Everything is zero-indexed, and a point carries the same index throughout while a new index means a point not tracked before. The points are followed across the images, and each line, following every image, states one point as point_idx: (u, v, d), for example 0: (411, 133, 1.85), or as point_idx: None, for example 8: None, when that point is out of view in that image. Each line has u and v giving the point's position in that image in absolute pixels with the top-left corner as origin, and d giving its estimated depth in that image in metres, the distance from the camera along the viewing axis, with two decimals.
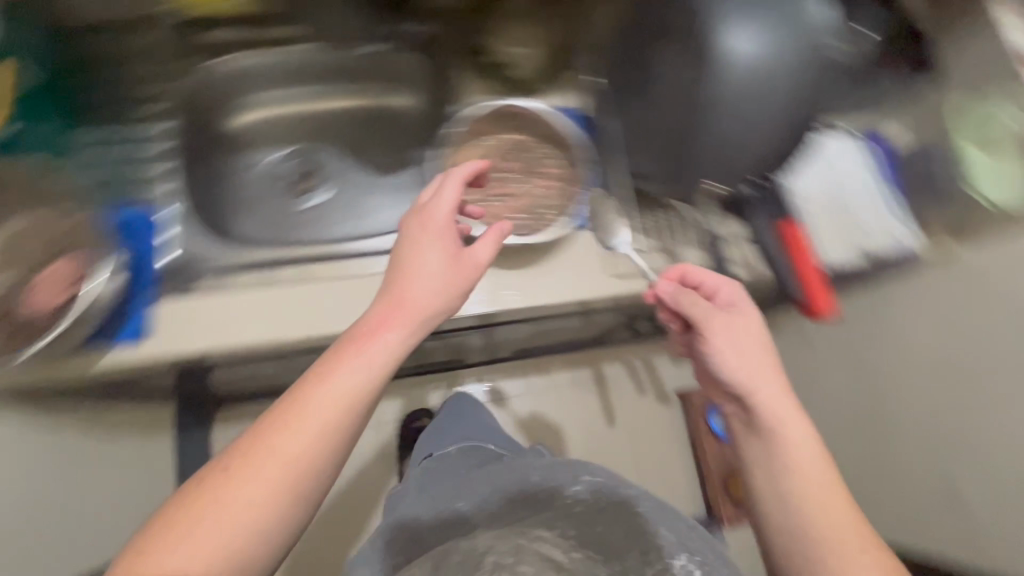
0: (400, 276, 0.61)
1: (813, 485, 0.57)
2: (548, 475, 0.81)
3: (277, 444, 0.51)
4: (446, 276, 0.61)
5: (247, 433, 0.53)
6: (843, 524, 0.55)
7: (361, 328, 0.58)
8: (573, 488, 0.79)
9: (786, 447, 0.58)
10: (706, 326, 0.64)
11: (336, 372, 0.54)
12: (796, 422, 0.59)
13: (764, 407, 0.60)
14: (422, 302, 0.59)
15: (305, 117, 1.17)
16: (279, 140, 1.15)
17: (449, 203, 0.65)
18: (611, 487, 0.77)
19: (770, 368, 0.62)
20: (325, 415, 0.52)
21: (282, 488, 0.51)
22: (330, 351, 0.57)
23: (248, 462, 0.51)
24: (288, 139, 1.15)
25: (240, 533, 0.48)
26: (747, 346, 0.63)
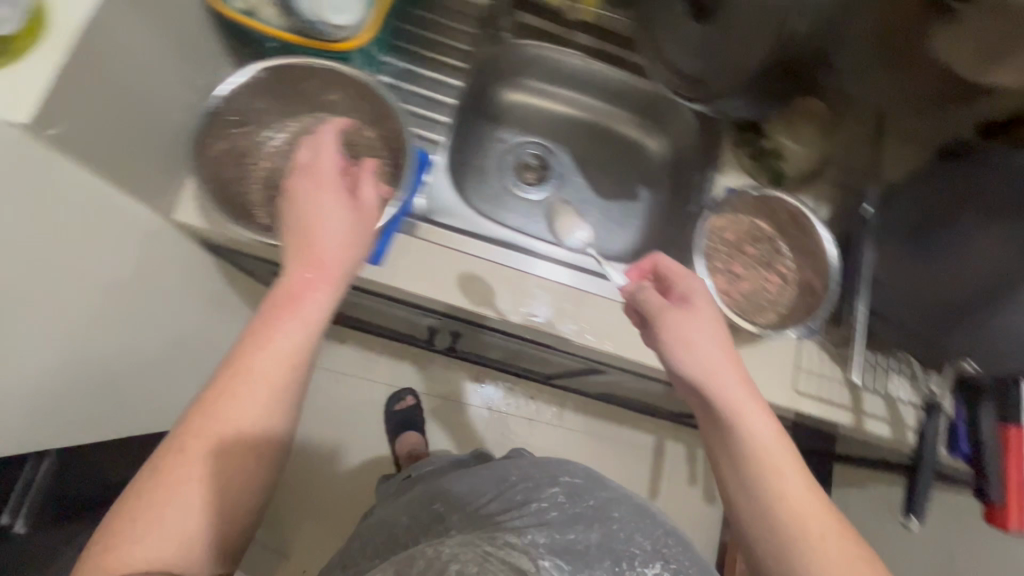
0: (309, 234, 0.57)
1: (775, 485, 0.52)
2: (534, 476, 0.64)
3: (238, 407, 0.51)
4: (352, 236, 0.58)
5: (192, 414, 0.51)
6: (840, 546, 0.50)
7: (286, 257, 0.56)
8: (539, 504, 0.59)
9: (751, 445, 0.54)
10: (670, 322, 0.58)
11: (263, 325, 0.53)
12: (758, 422, 0.54)
13: (716, 399, 0.55)
14: (334, 260, 0.56)
15: (606, 112, 0.95)
16: (569, 140, 0.96)
17: (330, 161, 0.60)
18: (570, 532, 0.55)
19: (715, 348, 0.57)
20: (280, 355, 0.53)
21: (255, 456, 0.52)
22: (260, 311, 0.55)
23: (222, 432, 0.51)
24: (581, 137, 0.96)
25: (195, 513, 0.49)
26: (694, 324, 0.58)
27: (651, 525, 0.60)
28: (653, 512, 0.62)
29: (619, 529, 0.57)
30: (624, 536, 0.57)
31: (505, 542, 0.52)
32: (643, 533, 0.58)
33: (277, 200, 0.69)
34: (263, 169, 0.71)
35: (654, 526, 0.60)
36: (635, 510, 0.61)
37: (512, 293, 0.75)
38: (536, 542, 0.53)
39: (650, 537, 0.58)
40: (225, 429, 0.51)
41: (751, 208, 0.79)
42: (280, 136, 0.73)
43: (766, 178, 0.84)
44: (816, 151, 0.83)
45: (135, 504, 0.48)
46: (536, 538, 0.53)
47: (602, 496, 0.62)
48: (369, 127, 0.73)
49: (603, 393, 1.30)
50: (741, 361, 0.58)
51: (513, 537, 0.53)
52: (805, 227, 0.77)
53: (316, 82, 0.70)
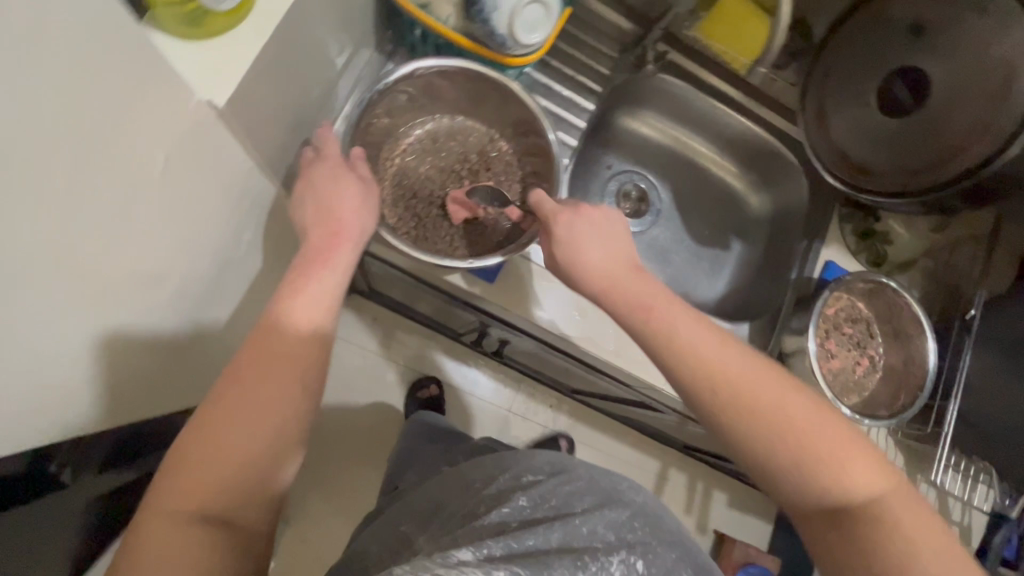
0: (330, 209, 0.52)
1: (753, 407, 0.46)
2: (493, 476, 0.58)
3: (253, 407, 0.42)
4: (360, 200, 0.54)
5: (197, 425, 0.41)
6: (835, 433, 0.45)
7: (310, 242, 0.51)
8: (500, 513, 0.51)
9: (700, 369, 0.48)
10: (576, 231, 0.56)
11: (296, 297, 0.47)
12: (707, 345, 0.49)
13: (659, 331, 0.50)
14: (351, 218, 0.53)
15: (716, 157, 0.95)
16: (663, 171, 0.96)
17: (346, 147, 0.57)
18: (528, 537, 0.46)
19: (594, 240, 0.55)
20: (311, 327, 0.46)
21: (265, 415, 0.42)
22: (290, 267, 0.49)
23: (231, 424, 0.41)
24: (672, 176, 0.96)
25: (214, 509, 0.39)
26: (597, 222, 0.56)
27: (614, 510, 0.53)
28: (622, 492, 0.58)
29: (582, 524, 0.50)
30: (586, 530, 0.49)
31: (457, 560, 0.41)
32: (604, 520, 0.51)
33: (410, 204, 0.70)
34: (394, 168, 0.70)
35: (618, 511, 0.53)
36: (598, 495, 0.55)
37: (615, 333, 0.76)
38: (490, 557, 0.43)
39: (615, 526, 0.51)
40: (229, 426, 0.41)
41: (860, 293, 0.80)
42: (419, 132, 0.71)
43: (869, 259, 0.84)
44: (922, 244, 0.84)
45: (139, 527, 0.38)
46: (494, 552, 0.44)
47: (565, 488, 0.55)
48: (507, 142, 0.73)
49: (627, 418, 1.31)
50: (648, 272, 0.55)
51: (462, 554, 0.42)
52: (910, 319, 0.78)
53: (454, 82, 0.66)
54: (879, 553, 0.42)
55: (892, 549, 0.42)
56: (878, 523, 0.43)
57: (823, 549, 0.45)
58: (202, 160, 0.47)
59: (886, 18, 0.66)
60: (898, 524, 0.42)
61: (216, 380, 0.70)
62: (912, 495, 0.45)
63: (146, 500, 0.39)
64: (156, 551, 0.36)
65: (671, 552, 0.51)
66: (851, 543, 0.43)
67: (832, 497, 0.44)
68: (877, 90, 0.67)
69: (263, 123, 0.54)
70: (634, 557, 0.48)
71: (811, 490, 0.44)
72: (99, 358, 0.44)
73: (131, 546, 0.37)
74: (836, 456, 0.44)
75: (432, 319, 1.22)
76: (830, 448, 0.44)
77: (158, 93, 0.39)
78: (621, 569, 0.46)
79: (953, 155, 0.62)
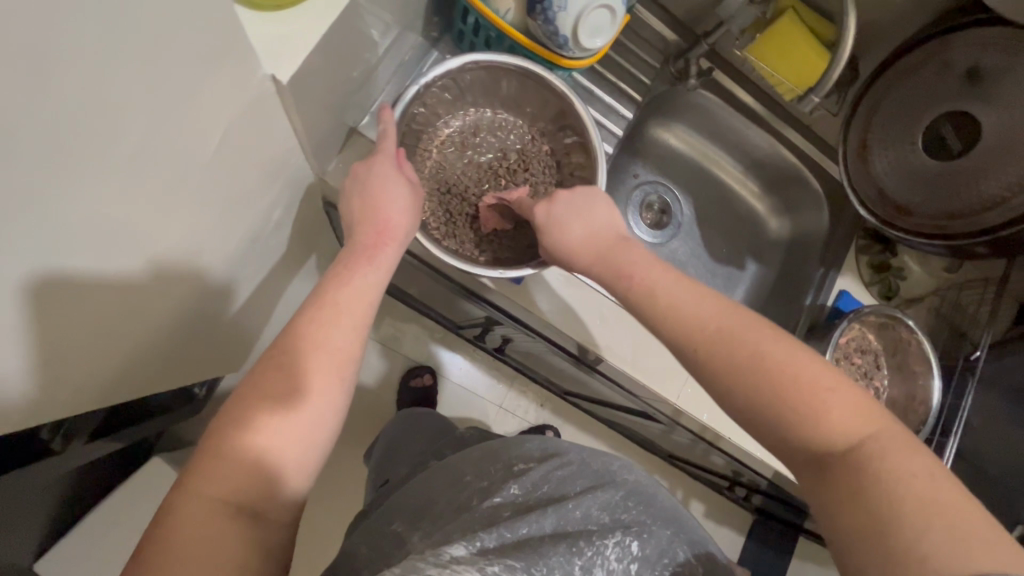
0: (375, 206, 0.52)
1: (730, 355, 0.43)
2: (484, 467, 0.53)
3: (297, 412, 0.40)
4: (406, 191, 0.54)
5: (234, 416, 0.39)
6: (817, 376, 0.41)
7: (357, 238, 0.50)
8: (492, 502, 0.48)
9: (680, 325, 0.46)
10: (555, 212, 0.56)
11: (341, 288, 0.46)
12: (681, 299, 0.47)
13: (641, 290, 0.49)
14: (393, 212, 0.52)
15: (740, 178, 0.96)
16: (685, 184, 0.96)
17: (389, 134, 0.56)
18: (521, 525, 0.45)
19: (575, 216, 0.56)
20: (354, 318, 0.45)
21: (299, 402, 0.41)
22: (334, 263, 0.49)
23: (272, 429, 0.39)
24: (693, 190, 0.96)
25: (245, 498, 0.37)
26: (575, 198, 0.57)
27: (607, 489, 0.50)
28: (614, 472, 0.53)
29: (575, 508, 0.48)
30: (579, 514, 0.48)
31: (450, 558, 0.40)
32: (597, 500, 0.49)
33: (445, 198, 0.69)
34: (432, 160, 0.69)
35: (611, 491, 0.50)
36: (590, 478, 0.52)
37: (631, 343, 0.73)
38: (483, 551, 0.43)
39: (608, 507, 0.49)
40: (267, 433, 0.39)
41: (872, 326, 0.81)
42: (458, 124, 0.70)
43: (880, 292, 0.85)
44: (931, 282, 0.86)
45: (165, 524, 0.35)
46: (486, 545, 0.43)
47: (559, 471, 0.52)
48: (547, 144, 0.72)
49: (614, 424, 1.31)
50: (635, 241, 0.54)
51: (454, 548, 0.42)
52: (917, 357, 0.80)
53: (504, 79, 0.65)
54: (868, 504, 0.35)
55: (881, 495, 0.35)
56: (869, 464, 0.37)
57: (818, 503, 0.39)
58: (251, 138, 0.47)
59: (942, 61, 0.68)
60: (890, 467, 0.36)
61: (200, 334, 0.65)
62: (907, 436, 0.39)
63: (167, 499, 0.36)
64: (189, 533, 0.34)
65: (664, 528, 0.49)
66: (836, 490, 0.38)
67: (815, 440, 0.40)
68: (925, 132, 0.71)
69: (314, 102, 0.53)
70: (629, 537, 0.46)
71: (792, 434, 0.41)
72: (115, 313, 0.43)
73: (156, 544, 0.33)
74: (816, 399, 0.40)
75: (433, 311, 1.20)
76: (814, 391, 0.40)
77: (228, 75, 0.39)
78: (616, 553, 0.45)
79: (993, 206, 0.67)
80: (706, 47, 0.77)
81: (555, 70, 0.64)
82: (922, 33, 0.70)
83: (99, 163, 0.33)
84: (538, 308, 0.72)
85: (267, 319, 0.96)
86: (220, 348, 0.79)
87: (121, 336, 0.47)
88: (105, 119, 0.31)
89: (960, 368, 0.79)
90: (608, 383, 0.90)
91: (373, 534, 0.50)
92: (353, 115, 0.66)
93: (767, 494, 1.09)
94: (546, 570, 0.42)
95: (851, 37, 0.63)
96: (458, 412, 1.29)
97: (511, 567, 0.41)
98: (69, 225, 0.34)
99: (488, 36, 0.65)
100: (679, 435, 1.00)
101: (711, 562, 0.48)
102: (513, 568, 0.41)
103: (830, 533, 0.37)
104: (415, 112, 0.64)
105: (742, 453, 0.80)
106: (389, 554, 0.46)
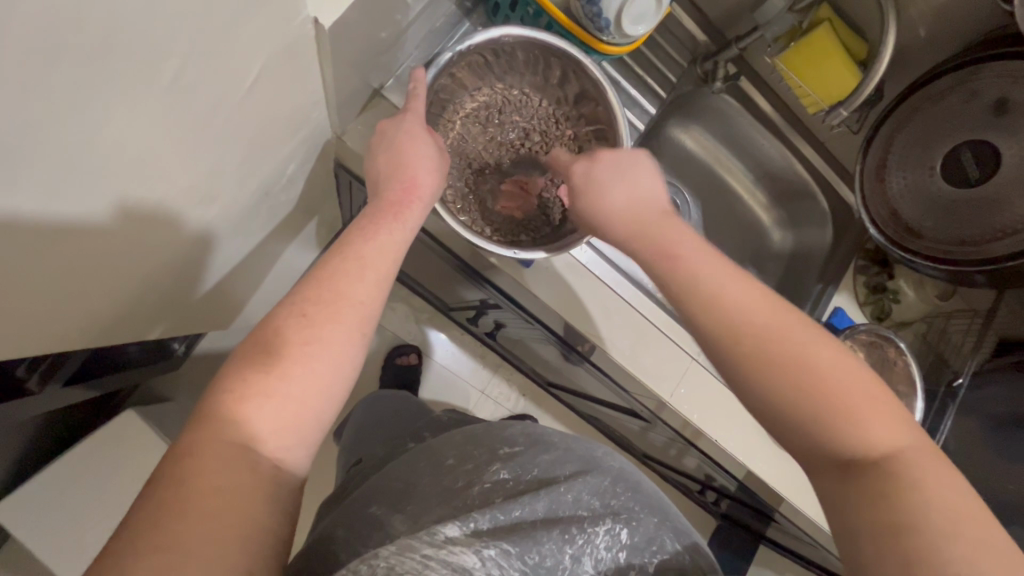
0: (404, 165, 0.52)
1: (772, 354, 0.44)
2: (468, 450, 0.49)
3: (316, 359, 0.40)
4: (429, 153, 0.54)
5: (244, 370, 0.38)
6: (862, 385, 0.42)
7: (378, 199, 0.50)
8: (482, 487, 0.44)
9: (725, 318, 0.46)
10: (595, 174, 0.57)
11: (368, 243, 0.46)
12: (726, 295, 0.47)
13: (663, 285, 0.49)
14: (413, 173, 0.52)
15: (750, 187, 0.96)
16: (698, 186, 0.94)
17: (417, 94, 0.56)
18: (515, 507, 0.42)
19: (619, 179, 0.56)
20: (377, 275, 0.45)
21: (308, 351, 0.40)
22: (358, 219, 0.49)
23: (291, 374, 0.38)
24: (704, 193, 0.94)
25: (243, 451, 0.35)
26: (619, 163, 0.57)
27: (596, 474, 0.47)
28: (600, 459, 0.50)
29: (567, 492, 0.44)
30: (570, 498, 0.44)
31: (444, 538, 0.38)
32: (587, 486, 0.46)
33: (464, 173, 0.67)
34: (454, 132, 0.67)
35: (600, 476, 0.47)
36: (579, 463, 0.49)
37: (633, 337, 0.74)
38: (477, 532, 0.39)
39: (599, 493, 0.46)
40: (286, 379, 0.38)
41: (862, 343, 0.81)
42: (483, 99, 0.68)
43: (874, 313, 0.87)
44: (925, 307, 0.88)
45: (165, 474, 0.33)
46: (481, 526, 0.40)
47: (547, 456, 0.48)
48: (571, 128, 0.71)
49: (594, 419, 1.31)
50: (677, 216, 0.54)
51: (448, 528, 0.39)
52: (902, 376, 0.80)
53: (536, 57, 0.64)
54: (895, 506, 0.37)
55: (901, 494, 0.37)
56: (898, 476, 0.38)
57: (835, 503, 0.40)
58: (282, 81, 0.46)
59: (970, 89, 0.70)
60: (927, 483, 0.37)
61: (176, 281, 0.60)
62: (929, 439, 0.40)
63: (184, 439, 0.35)
64: (214, 480, 0.33)
65: (652, 516, 0.46)
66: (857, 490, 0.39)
67: (848, 445, 0.40)
68: (944, 158, 0.73)
69: (347, 55, 0.51)
70: (619, 525, 0.43)
71: (815, 437, 0.41)
72: (97, 247, 0.40)
73: (169, 489, 0.32)
74: (849, 404, 0.41)
75: (423, 289, 1.18)
76: (852, 399, 0.41)
77: (273, 11, 0.38)
78: (605, 541, 0.42)
79: (1002, 236, 0.69)
80: (735, 51, 0.78)
81: (591, 56, 0.66)
82: (951, 60, 0.71)
83: (137, 83, 0.32)
84: (546, 290, 0.71)
85: (258, 281, 0.94)
86: (207, 302, 0.76)
87: (116, 264, 0.45)
88: (151, 38, 0.30)
89: (942, 394, 0.84)
90: (597, 375, 0.89)
91: (355, 507, 0.48)
92: (380, 76, 0.64)
93: (738, 501, 1.10)
94: (539, 556, 0.39)
95: (886, 60, 0.67)
96: (440, 392, 1.28)
97: (506, 552, 0.38)
98: (97, 143, 0.32)
99: (525, 13, 0.65)
100: (659, 435, 1.00)
101: (699, 554, 0.45)
102: (507, 553, 0.38)
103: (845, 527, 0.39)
104: (443, 79, 0.62)
105: (726, 459, 0.80)
106: (367, 534, 0.43)
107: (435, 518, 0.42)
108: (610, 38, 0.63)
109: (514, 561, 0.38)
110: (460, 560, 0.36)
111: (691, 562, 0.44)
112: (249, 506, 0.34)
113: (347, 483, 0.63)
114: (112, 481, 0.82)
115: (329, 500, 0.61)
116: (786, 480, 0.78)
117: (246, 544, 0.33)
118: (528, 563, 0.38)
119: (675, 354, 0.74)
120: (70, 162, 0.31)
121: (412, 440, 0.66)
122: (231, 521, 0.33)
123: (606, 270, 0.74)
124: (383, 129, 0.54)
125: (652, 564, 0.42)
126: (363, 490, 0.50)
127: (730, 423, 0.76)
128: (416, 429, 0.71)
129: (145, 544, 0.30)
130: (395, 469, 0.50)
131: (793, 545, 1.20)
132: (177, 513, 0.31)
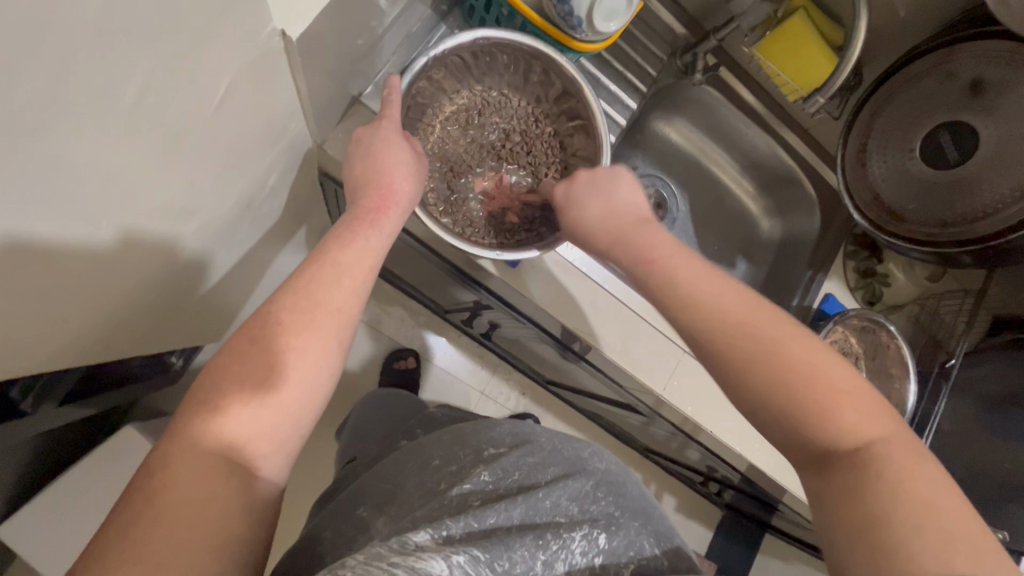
0: (380, 170, 0.52)
1: (751, 350, 0.44)
2: (453, 450, 0.50)
3: (295, 366, 0.40)
4: (405, 161, 0.54)
5: (222, 382, 0.38)
6: (842, 379, 0.42)
7: (354, 209, 0.50)
8: (461, 489, 0.45)
9: (705, 316, 0.46)
10: (579, 182, 0.58)
11: (344, 251, 0.46)
12: (711, 289, 0.48)
13: (649, 272, 0.50)
14: (387, 180, 0.52)
15: (737, 177, 0.96)
16: (685, 177, 0.94)
17: (392, 100, 0.56)
18: (490, 514, 0.42)
19: (596, 193, 0.57)
20: (355, 283, 0.45)
21: (288, 365, 0.40)
22: (336, 226, 0.49)
23: (269, 389, 0.39)
24: (690, 185, 0.94)
25: (212, 468, 0.35)
26: (598, 178, 0.58)
27: (578, 478, 0.48)
28: (585, 460, 0.51)
29: (545, 497, 0.45)
30: (549, 504, 0.44)
31: (414, 546, 0.37)
32: (567, 490, 0.46)
33: (445, 175, 0.67)
34: (435, 135, 0.67)
35: (582, 480, 0.48)
36: (562, 465, 0.49)
37: (623, 333, 0.74)
38: (449, 539, 0.39)
39: (579, 498, 0.46)
40: (263, 393, 0.38)
41: (854, 329, 0.82)
42: (462, 101, 0.68)
43: (864, 298, 0.86)
44: (915, 289, 0.87)
45: (131, 494, 0.33)
46: (452, 534, 0.39)
47: (529, 458, 0.49)
48: (552, 126, 0.72)
49: (594, 415, 1.31)
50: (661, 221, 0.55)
51: (419, 536, 0.38)
52: (894, 360, 0.81)
53: (512, 56, 0.64)
54: (865, 502, 0.37)
55: (878, 491, 0.37)
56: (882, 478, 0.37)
57: (816, 503, 0.41)
58: (251, 94, 0.46)
59: (947, 71, 0.70)
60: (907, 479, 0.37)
61: (153, 304, 0.60)
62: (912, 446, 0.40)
63: (157, 454, 0.35)
64: (185, 494, 0.33)
65: (633, 520, 0.46)
66: (838, 492, 0.39)
67: (824, 441, 0.41)
68: (923, 140, 0.73)
69: (321, 65, 0.52)
70: (596, 530, 0.43)
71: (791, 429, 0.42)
72: (78, 271, 0.41)
73: (133, 508, 0.32)
74: (821, 402, 0.41)
75: (419, 294, 1.18)
76: (828, 390, 0.42)
77: (234, 26, 0.38)
78: (582, 546, 0.41)
79: (985, 216, 0.69)
80: (714, 42, 0.78)
81: (568, 54, 0.66)
82: (927, 42, 0.71)
83: (102, 95, 0.32)
84: (536, 288, 0.71)
85: (250, 291, 0.94)
86: (197, 315, 0.77)
87: (101, 287, 0.46)
88: (113, 50, 0.30)
89: (935, 373, 0.83)
90: (593, 371, 0.89)
91: (342, 509, 0.48)
92: (358, 83, 0.64)
93: (740, 490, 1.11)
94: (509, 563, 0.38)
95: (862, 45, 0.66)
96: (441, 392, 1.28)
97: (475, 559, 0.37)
98: (66, 163, 0.32)
99: (499, 14, 0.65)
100: (658, 428, 1.00)
101: (678, 558, 0.45)
102: (478, 560, 0.37)
103: (831, 535, 0.38)
104: (423, 83, 0.62)
105: (722, 448, 0.80)
106: (353, 536, 0.44)
107: (416, 521, 0.42)
108: (585, 37, 0.63)
109: (483, 568, 0.36)
110: (426, 565, 0.35)
111: (668, 566, 0.44)
112: (215, 527, 0.33)
113: (340, 484, 0.63)
114: (112, 496, 0.83)
115: (322, 505, 0.61)
116: (780, 466, 0.78)
117: (220, 552, 0.33)
118: (498, 569, 0.37)
119: (666, 348, 0.75)
120: (41, 180, 0.31)
121: (404, 439, 0.66)
122: (195, 539, 0.32)
123: (595, 267, 0.74)
124: (359, 136, 0.55)
125: (628, 568, 0.42)
126: (352, 492, 0.50)
127: (723, 412, 0.76)
128: (408, 429, 0.71)
129: (117, 557, 0.30)
130: (383, 471, 0.50)
131: (797, 532, 1.20)
132: (134, 537, 0.31)
